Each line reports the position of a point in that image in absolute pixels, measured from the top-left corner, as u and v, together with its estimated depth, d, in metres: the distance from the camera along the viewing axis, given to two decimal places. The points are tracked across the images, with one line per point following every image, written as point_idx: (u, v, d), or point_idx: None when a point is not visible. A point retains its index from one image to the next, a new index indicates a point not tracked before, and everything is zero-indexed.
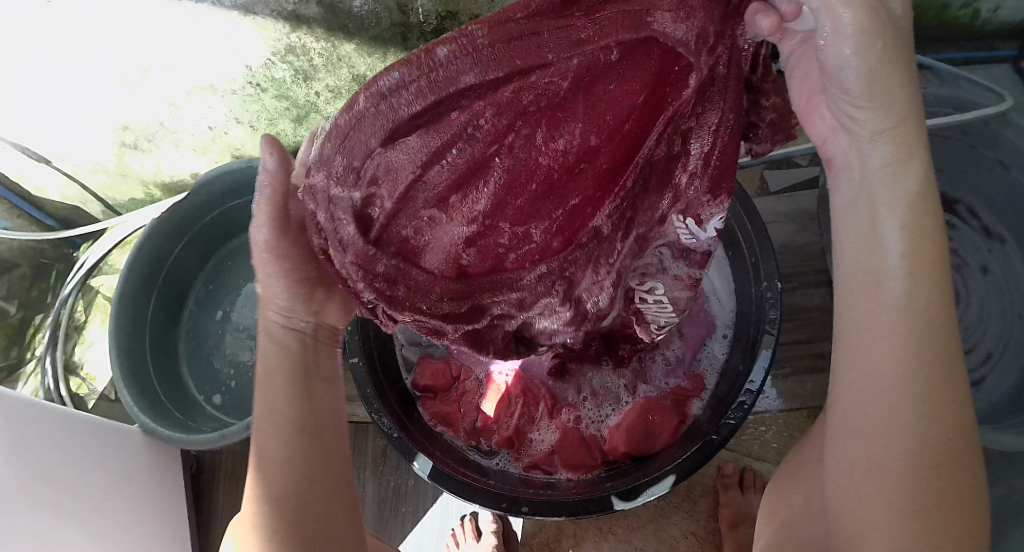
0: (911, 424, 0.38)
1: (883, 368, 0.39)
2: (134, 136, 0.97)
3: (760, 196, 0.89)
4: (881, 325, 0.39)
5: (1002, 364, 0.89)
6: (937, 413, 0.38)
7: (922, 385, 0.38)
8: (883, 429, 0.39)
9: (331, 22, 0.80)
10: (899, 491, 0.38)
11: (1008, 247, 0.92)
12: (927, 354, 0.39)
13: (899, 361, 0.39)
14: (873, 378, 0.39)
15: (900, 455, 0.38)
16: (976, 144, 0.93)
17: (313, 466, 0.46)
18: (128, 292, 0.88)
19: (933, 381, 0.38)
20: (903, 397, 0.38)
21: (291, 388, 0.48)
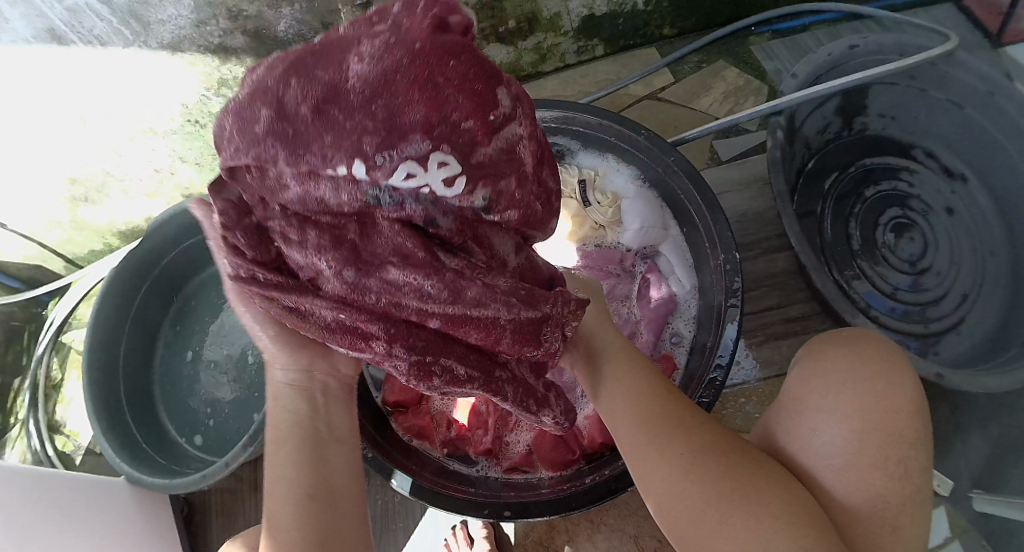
0: (722, 475, 0.48)
1: (653, 458, 0.50)
2: (83, 189, 0.96)
3: (711, 167, 0.89)
4: (623, 407, 0.54)
5: (978, 304, 0.89)
6: (701, 462, 0.49)
7: (673, 430, 0.51)
8: (658, 450, 0.51)
9: (259, 49, 0.79)
10: (686, 473, 0.49)
11: (971, 185, 0.93)
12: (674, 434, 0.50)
13: (641, 436, 0.52)
14: (639, 453, 0.51)
15: (711, 499, 0.47)
16: (926, 88, 0.93)
17: (313, 486, 0.49)
18: (94, 345, 0.86)
19: (649, 434, 0.51)
20: (696, 466, 0.49)
21: (297, 430, 0.51)
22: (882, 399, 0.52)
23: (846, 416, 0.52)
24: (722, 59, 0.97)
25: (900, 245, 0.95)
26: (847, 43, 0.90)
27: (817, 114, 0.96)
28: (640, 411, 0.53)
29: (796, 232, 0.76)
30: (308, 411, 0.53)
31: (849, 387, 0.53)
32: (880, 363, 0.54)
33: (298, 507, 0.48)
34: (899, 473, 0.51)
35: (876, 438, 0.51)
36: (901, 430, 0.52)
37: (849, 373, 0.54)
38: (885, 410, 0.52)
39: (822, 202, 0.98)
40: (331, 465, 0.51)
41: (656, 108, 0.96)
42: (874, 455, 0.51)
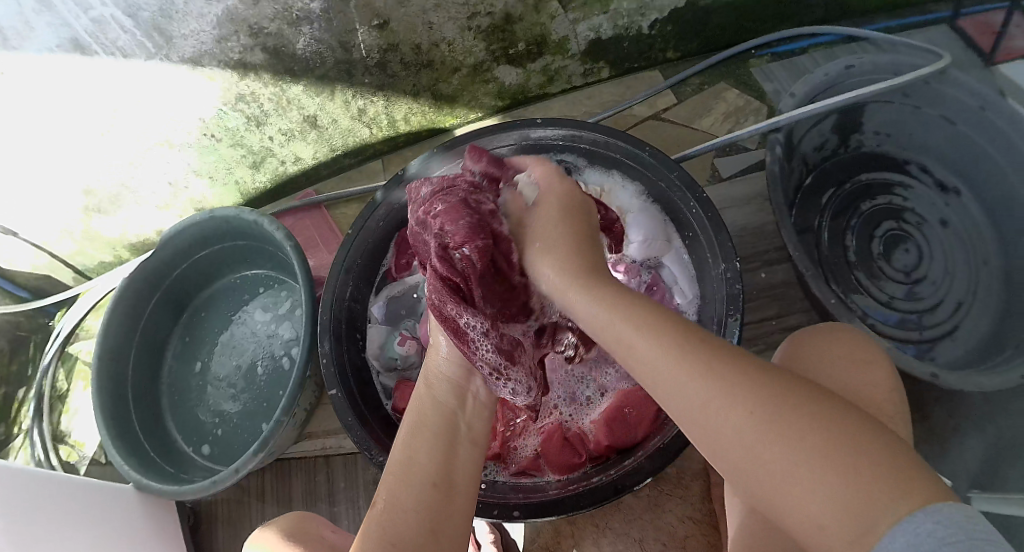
0: (776, 392, 0.41)
1: (691, 382, 0.43)
2: (98, 199, 0.97)
3: (713, 183, 0.92)
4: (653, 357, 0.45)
5: (972, 312, 0.92)
6: (787, 410, 0.39)
7: (729, 370, 0.42)
8: (701, 393, 0.42)
9: (276, 66, 0.81)
10: (764, 421, 0.39)
11: (964, 198, 0.97)
12: (707, 358, 0.44)
13: (690, 375, 0.43)
14: (684, 393, 0.43)
15: (800, 457, 0.38)
16: (920, 104, 0.95)
17: (438, 474, 0.50)
18: (105, 353, 0.87)
19: (703, 383, 0.42)
20: (732, 386, 0.41)
21: (441, 419, 0.54)
22: (860, 374, 0.58)
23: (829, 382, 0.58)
24: (722, 80, 1.01)
25: (896, 257, 0.97)
26: (843, 63, 0.93)
27: (813, 132, 0.98)
28: (668, 344, 0.45)
29: (795, 243, 0.78)
30: (446, 413, 0.55)
31: (830, 363, 0.60)
32: (865, 355, 0.60)
33: (424, 505, 0.47)
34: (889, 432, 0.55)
35: (863, 408, 0.56)
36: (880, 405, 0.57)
37: (828, 351, 0.61)
38: (864, 380, 0.58)
39: (818, 217, 1.01)
40: (456, 461, 0.52)
41: (658, 128, 0.99)
42: (862, 422, 0.55)
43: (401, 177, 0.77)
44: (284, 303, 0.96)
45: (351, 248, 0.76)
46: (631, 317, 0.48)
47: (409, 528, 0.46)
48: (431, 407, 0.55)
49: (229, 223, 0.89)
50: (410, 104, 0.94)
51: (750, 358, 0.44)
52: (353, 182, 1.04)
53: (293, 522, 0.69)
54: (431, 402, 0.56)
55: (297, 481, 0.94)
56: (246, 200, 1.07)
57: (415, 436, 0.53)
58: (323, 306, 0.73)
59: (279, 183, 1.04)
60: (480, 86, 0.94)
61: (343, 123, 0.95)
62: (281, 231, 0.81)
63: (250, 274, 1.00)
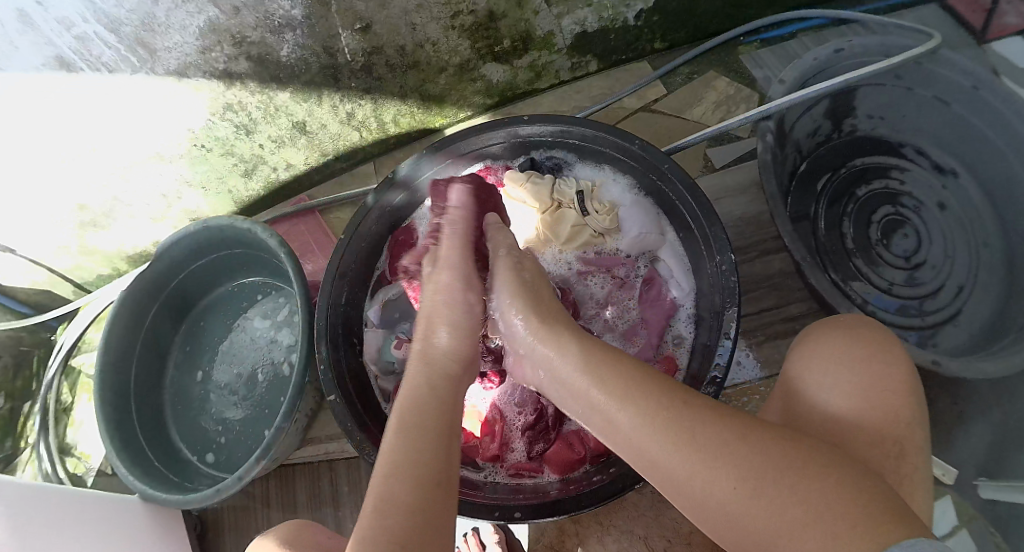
0: (762, 464, 0.45)
1: (674, 457, 0.47)
2: (91, 215, 0.97)
3: (705, 174, 0.92)
4: (636, 432, 0.49)
5: (973, 296, 0.92)
6: (768, 479, 0.44)
7: (715, 443, 0.46)
8: (687, 468, 0.46)
9: (262, 74, 0.81)
10: (752, 491, 0.44)
11: (961, 180, 0.96)
12: (687, 429, 0.47)
13: (683, 461, 0.47)
14: (672, 463, 0.47)
15: (793, 518, 0.43)
16: (912, 86, 0.95)
17: (437, 473, 0.47)
18: (109, 367, 0.88)
19: (688, 453, 0.47)
20: (712, 459, 0.46)
21: (442, 424, 0.51)
22: (879, 377, 0.56)
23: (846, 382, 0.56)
24: (711, 69, 1.00)
25: (894, 242, 0.97)
26: (832, 47, 0.92)
27: (806, 117, 0.98)
28: (643, 414, 0.49)
29: (790, 232, 0.78)
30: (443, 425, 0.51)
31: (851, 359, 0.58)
32: (872, 343, 0.59)
33: (412, 510, 0.45)
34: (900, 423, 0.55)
35: (873, 405, 0.55)
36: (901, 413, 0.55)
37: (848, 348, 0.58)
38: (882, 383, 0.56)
39: (814, 202, 1.00)
40: (456, 459, 0.50)
41: (649, 120, 0.99)
42: (872, 423, 0.54)
43: (392, 180, 0.76)
44: (283, 309, 0.97)
45: (346, 252, 0.75)
46: (603, 383, 0.52)
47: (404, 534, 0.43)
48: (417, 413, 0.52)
49: (223, 231, 0.89)
50: (398, 105, 0.94)
51: (728, 415, 0.49)
52: (348, 185, 1.04)
53: (291, 529, 0.69)
54: (428, 397, 0.54)
55: (303, 487, 0.95)
56: (239, 208, 1.07)
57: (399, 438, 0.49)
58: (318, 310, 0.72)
59: (271, 191, 1.04)
60: (468, 84, 0.94)
61: (333, 128, 0.95)
62: (275, 237, 0.81)
63: (247, 281, 1.00)
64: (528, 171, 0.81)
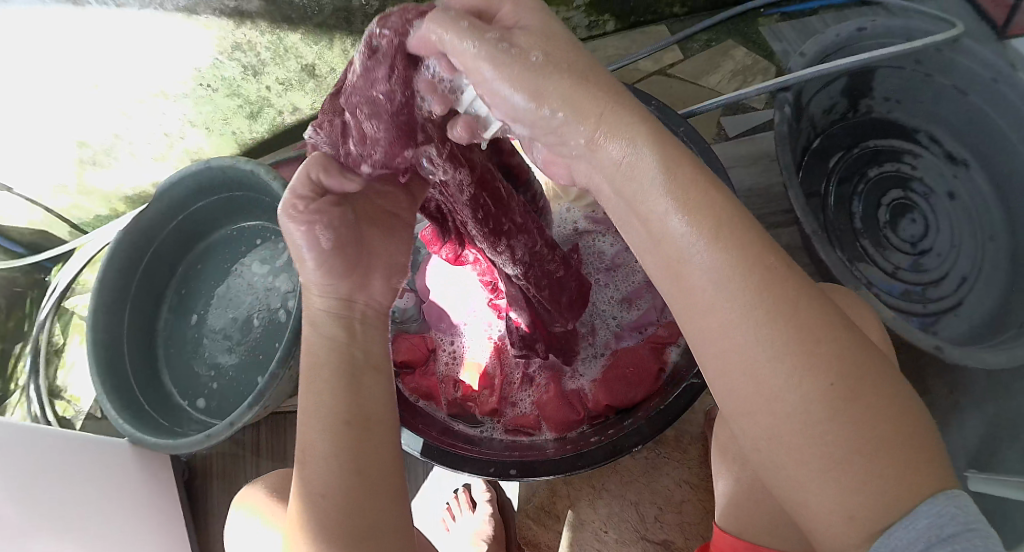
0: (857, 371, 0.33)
1: (758, 332, 0.34)
2: (92, 152, 0.95)
3: (720, 142, 0.90)
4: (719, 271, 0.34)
5: (978, 286, 0.90)
6: (866, 396, 0.33)
7: (809, 337, 0.33)
8: (773, 348, 0.33)
9: (274, 13, 0.79)
10: (839, 410, 0.32)
11: (973, 171, 0.94)
12: (793, 306, 0.34)
13: (768, 338, 0.34)
14: (756, 339, 0.34)
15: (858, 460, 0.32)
16: (932, 71, 0.94)
17: (349, 412, 0.44)
18: (101, 307, 0.87)
19: (780, 332, 0.33)
20: (813, 347, 0.33)
21: (338, 355, 0.46)
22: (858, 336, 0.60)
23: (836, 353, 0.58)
24: (730, 38, 0.98)
25: (902, 226, 0.96)
26: (855, 25, 0.91)
27: (822, 94, 0.98)
28: (742, 264, 0.34)
29: (802, 206, 0.76)
30: (348, 359, 0.46)
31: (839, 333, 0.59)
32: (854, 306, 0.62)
33: (338, 462, 0.42)
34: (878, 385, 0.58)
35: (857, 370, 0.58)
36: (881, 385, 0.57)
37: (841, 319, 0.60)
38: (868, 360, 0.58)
39: (825, 181, 0.99)
40: (367, 394, 0.46)
41: (663, 84, 0.98)
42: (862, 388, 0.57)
43: None
44: (282, 257, 0.95)
45: None
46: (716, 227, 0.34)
47: (333, 485, 0.42)
48: (326, 347, 0.46)
49: (225, 174, 0.87)
50: None
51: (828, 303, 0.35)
52: None
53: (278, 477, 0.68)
54: (323, 342, 0.47)
55: (293, 438, 0.94)
56: (244, 151, 1.06)
57: (316, 385, 0.45)
58: None
59: (277, 136, 1.03)
60: None
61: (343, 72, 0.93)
62: (278, 180, 0.80)
63: (246, 227, 0.99)
64: None
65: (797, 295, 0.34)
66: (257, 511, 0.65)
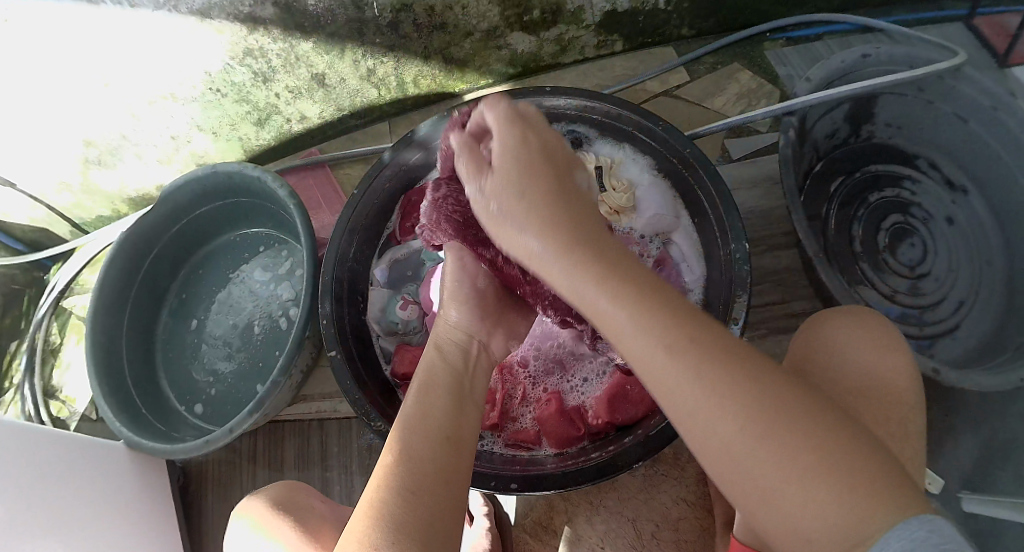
0: (772, 401, 0.38)
1: (697, 399, 0.39)
2: (98, 151, 0.95)
3: (723, 164, 0.91)
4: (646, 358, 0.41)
5: (975, 310, 0.92)
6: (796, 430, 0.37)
7: (739, 378, 0.39)
8: (708, 411, 0.39)
9: (287, 21, 0.79)
10: (772, 441, 0.37)
11: (971, 197, 0.95)
12: (700, 361, 0.39)
13: (699, 389, 0.39)
14: (689, 401, 0.39)
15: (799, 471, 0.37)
16: (933, 99, 0.95)
17: (450, 426, 0.49)
18: (102, 308, 0.86)
19: (711, 394, 0.38)
20: (729, 398, 0.38)
21: (449, 376, 0.54)
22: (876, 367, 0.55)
23: (836, 388, 0.55)
24: (736, 60, 0.99)
25: (901, 251, 0.97)
26: (859, 52, 0.92)
27: (826, 118, 0.98)
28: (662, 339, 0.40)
29: (805, 230, 0.77)
30: (455, 385, 0.54)
31: (845, 363, 0.56)
32: (879, 338, 0.56)
33: (428, 456, 0.45)
34: (900, 432, 0.53)
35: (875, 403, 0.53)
36: (891, 421, 0.53)
37: (853, 344, 0.56)
38: (880, 398, 0.54)
39: (826, 204, 1.00)
40: (464, 417, 0.51)
41: (669, 105, 0.98)
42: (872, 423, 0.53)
43: (410, 139, 0.75)
44: (285, 264, 0.95)
45: (357, 210, 0.74)
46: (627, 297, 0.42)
47: (421, 476, 0.44)
48: (439, 370, 0.55)
49: (231, 179, 0.87)
50: (420, 67, 0.92)
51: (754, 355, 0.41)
52: (358, 143, 1.02)
53: (282, 492, 0.68)
54: (440, 363, 0.56)
55: (290, 445, 0.94)
56: (250, 157, 1.05)
57: (424, 395, 0.51)
58: (327, 264, 0.71)
59: (283, 144, 1.03)
60: (493, 51, 0.92)
61: (352, 83, 0.93)
62: (285, 188, 0.80)
63: (250, 233, 0.99)
64: None
65: (705, 330, 0.41)
66: (256, 527, 0.64)
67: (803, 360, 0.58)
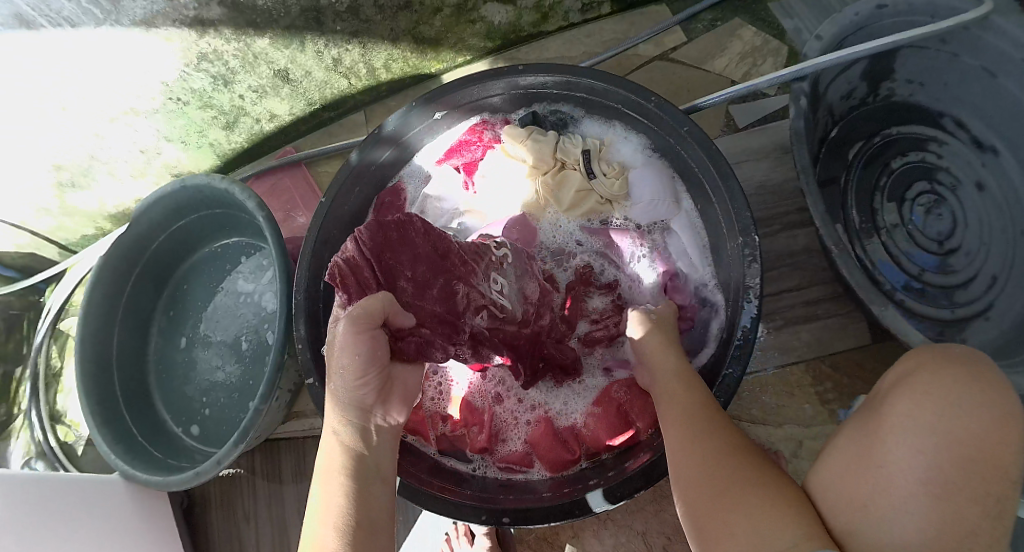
0: (752, 481, 0.45)
1: (735, 483, 0.46)
2: (69, 174, 0.91)
3: (728, 133, 0.85)
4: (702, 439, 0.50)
5: (1011, 285, 0.83)
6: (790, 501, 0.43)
7: (738, 464, 0.47)
8: (742, 511, 0.43)
9: (237, 20, 0.74)
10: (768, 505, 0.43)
11: (1002, 158, 0.86)
12: (722, 453, 0.48)
13: (744, 472, 0.46)
14: (740, 497, 0.45)
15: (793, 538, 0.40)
16: (958, 52, 0.84)
17: (357, 515, 0.47)
18: (88, 335, 0.84)
19: (745, 469, 0.47)
20: (750, 474, 0.46)
21: (350, 452, 0.50)
22: (987, 421, 0.40)
23: (937, 459, 0.39)
24: (738, 16, 0.92)
25: (929, 224, 0.89)
26: (876, 2, 0.82)
27: (840, 80, 0.89)
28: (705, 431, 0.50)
29: (819, 206, 0.70)
30: (360, 460, 0.50)
31: (954, 426, 0.40)
32: (985, 384, 0.41)
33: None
34: (994, 512, 0.39)
35: (974, 472, 0.39)
36: (987, 497, 0.38)
37: (947, 395, 0.41)
38: (984, 471, 0.39)
39: (845, 169, 0.94)
40: (372, 498, 0.49)
41: (666, 69, 0.92)
42: (964, 506, 0.38)
43: (378, 136, 0.70)
44: (268, 274, 0.92)
45: (331, 214, 0.69)
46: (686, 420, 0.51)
47: None
48: (341, 449, 0.50)
49: (203, 192, 0.83)
50: (390, 50, 0.87)
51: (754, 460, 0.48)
52: (336, 137, 0.98)
53: None
54: (343, 437, 0.51)
55: (288, 464, 0.91)
56: (224, 164, 1.02)
57: (329, 482, 0.49)
58: (298, 284, 0.66)
59: (258, 143, 0.99)
60: (467, 26, 0.87)
61: (319, 75, 0.88)
62: (253, 199, 0.75)
63: (234, 243, 0.95)
64: (529, 127, 0.74)
65: (714, 436, 0.50)
66: None
67: (893, 415, 0.42)
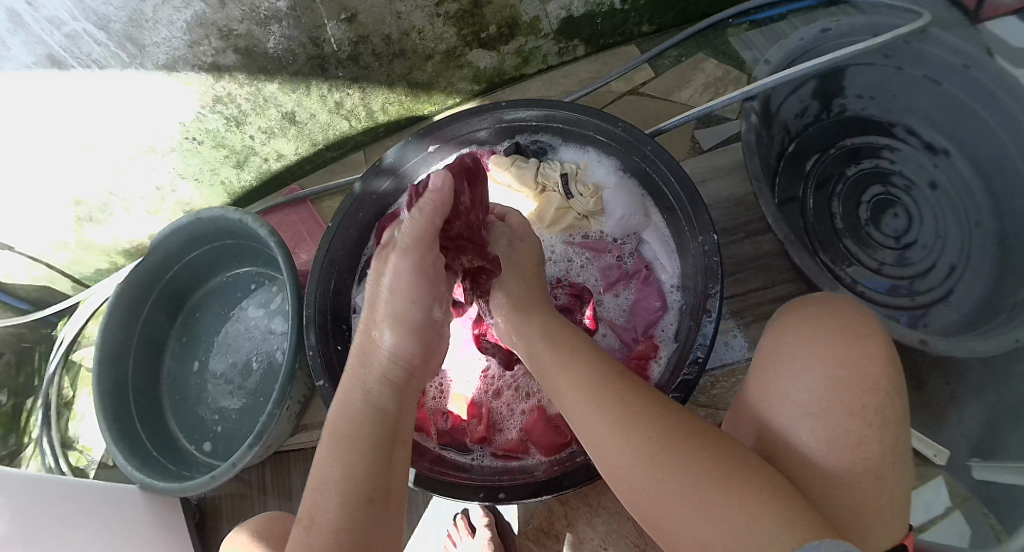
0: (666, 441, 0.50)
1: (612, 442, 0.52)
2: (88, 209, 0.98)
3: (693, 156, 0.93)
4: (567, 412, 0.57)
5: (967, 273, 0.92)
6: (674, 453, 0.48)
7: (652, 433, 0.50)
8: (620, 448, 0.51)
9: (250, 66, 0.82)
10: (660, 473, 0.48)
11: (952, 158, 0.96)
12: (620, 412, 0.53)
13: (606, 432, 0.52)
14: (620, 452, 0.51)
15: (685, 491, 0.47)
16: (902, 65, 0.95)
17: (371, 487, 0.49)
18: (106, 359, 0.89)
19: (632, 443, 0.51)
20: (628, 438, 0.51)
21: (372, 426, 0.53)
22: (860, 354, 0.54)
23: (823, 386, 0.53)
24: (700, 52, 1.01)
25: (885, 223, 0.97)
26: (819, 27, 0.92)
27: (793, 98, 0.98)
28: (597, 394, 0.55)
29: (773, 211, 0.78)
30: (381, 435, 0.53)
31: (830, 359, 0.54)
32: (855, 329, 0.56)
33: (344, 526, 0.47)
34: (879, 421, 0.51)
35: (853, 389, 0.52)
36: (869, 411, 0.51)
37: (828, 335, 0.55)
38: (860, 389, 0.52)
39: (802, 186, 1.01)
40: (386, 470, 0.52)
41: (636, 104, 1.00)
42: (849, 418, 0.51)
43: (378, 167, 0.77)
44: (276, 299, 0.98)
45: (336, 238, 0.76)
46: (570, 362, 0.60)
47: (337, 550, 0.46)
48: (361, 420, 0.54)
49: (216, 223, 0.90)
50: (387, 95, 0.96)
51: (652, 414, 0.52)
52: (337, 175, 1.06)
53: None
54: (361, 406, 0.55)
55: (298, 475, 0.96)
56: (234, 200, 1.09)
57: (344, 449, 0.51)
58: (307, 298, 0.73)
59: (265, 182, 1.06)
60: (456, 71, 0.95)
61: (322, 117, 0.96)
62: (265, 227, 0.82)
63: (242, 272, 1.02)
64: (513, 155, 0.82)
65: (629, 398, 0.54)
66: None
67: (792, 360, 0.55)
